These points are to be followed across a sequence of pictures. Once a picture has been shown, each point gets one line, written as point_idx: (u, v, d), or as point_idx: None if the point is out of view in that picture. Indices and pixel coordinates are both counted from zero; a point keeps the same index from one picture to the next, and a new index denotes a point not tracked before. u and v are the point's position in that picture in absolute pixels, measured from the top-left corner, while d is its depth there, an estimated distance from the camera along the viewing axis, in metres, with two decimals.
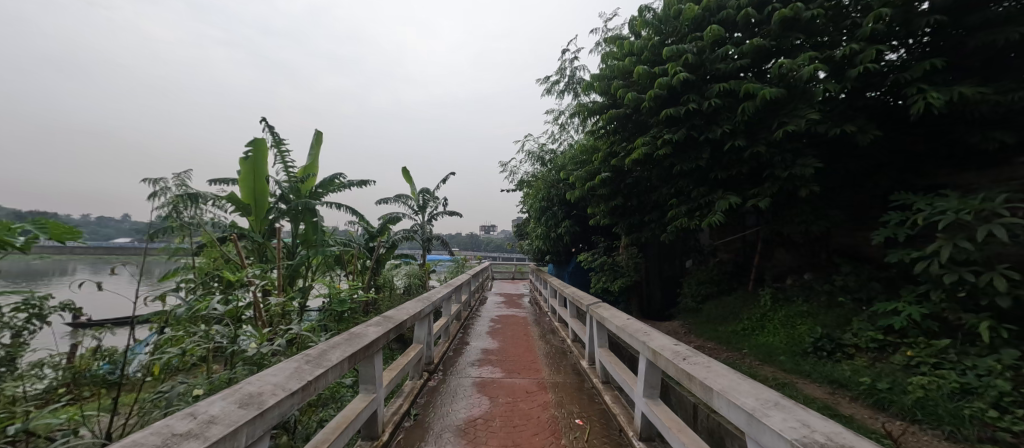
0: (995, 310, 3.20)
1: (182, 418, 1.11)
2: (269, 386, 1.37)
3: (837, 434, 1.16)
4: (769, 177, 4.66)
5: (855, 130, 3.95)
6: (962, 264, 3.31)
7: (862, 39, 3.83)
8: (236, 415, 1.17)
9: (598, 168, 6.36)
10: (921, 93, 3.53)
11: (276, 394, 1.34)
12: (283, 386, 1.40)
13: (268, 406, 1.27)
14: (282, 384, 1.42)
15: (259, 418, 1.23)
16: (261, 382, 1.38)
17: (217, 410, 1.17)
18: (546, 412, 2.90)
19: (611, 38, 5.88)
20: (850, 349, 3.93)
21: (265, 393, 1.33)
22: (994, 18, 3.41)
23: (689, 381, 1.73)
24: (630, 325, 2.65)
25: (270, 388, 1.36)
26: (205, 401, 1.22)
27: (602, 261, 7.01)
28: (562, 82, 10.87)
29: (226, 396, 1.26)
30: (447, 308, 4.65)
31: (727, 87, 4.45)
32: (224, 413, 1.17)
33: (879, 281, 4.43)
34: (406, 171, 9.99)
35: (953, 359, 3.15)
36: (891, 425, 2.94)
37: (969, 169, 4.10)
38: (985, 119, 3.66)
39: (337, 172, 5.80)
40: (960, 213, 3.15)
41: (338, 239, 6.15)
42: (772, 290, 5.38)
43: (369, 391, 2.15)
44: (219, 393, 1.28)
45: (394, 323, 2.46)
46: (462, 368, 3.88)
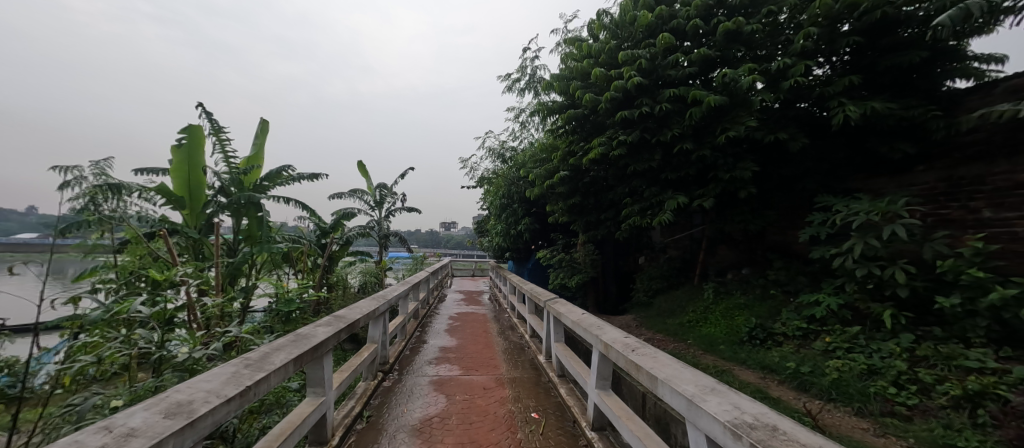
0: (897, 299, 3.64)
1: (95, 433, 1.01)
2: (201, 394, 1.28)
3: (763, 415, 1.27)
4: (713, 178, 4.97)
5: (787, 137, 4.32)
6: (871, 260, 3.74)
7: (794, 54, 4.19)
8: (161, 426, 1.09)
9: (557, 166, 6.49)
10: (841, 106, 3.93)
11: (209, 401, 1.25)
12: (217, 393, 1.32)
13: (199, 415, 1.18)
14: (216, 390, 1.33)
15: (189, 429, 1.15)
16: (191, 390, 1.29)
17: (137, 422, 1.08)
18: (503, 408, 2.94)
19: (570, 40, 6.04)
20: (779, 337, 4.30)
21: (196, 401, 1.24)
22: (900, 43, 3.87)
23: (637, 371, 1.83)
24: (585, 319, 2.75)
25: (202, 395, 1.28)
26: (124, 413, 1.13)
27: (560, 258, 7.17)
28: (523, 80, 11.01)
29: (150, 406, 1.17)
30: (404, 306, 4.55)
31: (677, 93, 4.71)
32: (147, 425, 1.08)
33: (805, 275, 4.88)
34: (362, 165, 9.69)
35: (863, 344, 3.53)
36: (810, 404, 3.27)
37: (880, 175, 4.62)
38: (892, 131, 4.15)
39: (286, 164, 5.47)
40: (870, 214, 3.55)
41: (287, 235, 5.81)
42: (715, 285, 5.75)
43: (318, 395, 2.07)
44: (142, 403, 1.19)
45: (346, 323, 2.38)
46: (419, 367, 3.82)
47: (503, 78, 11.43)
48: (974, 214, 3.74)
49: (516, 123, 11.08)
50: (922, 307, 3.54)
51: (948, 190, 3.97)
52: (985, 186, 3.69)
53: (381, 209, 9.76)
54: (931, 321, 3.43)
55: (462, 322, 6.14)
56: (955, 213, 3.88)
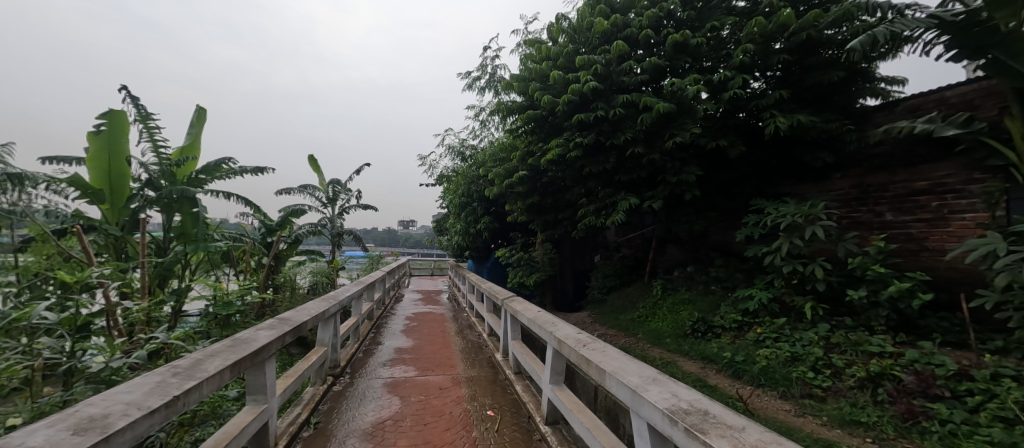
0: (817, 293, 4.04)
1: None
2: (119, 407, 1.18)
3: (697, 401, 1.38)
4: (662, 181, 5.25)
5: (727, 145, 4.66)
6: (796, 258, 4.12)
7: (733, 68, 4.53)
8: (69, 443, 0.97)
9: (516, 166, 6.56)
10: (773, 118, 4.30)
11: (128, 414, 1.15)
12: (138, 405, 1.21)
13: (116, 430, 1.07)
14: (137, 401, 1.22)
15: (103, 446, 1.04)
16: (106, 403, 1.18)
17: (39, 441, 0.97)
18: (459, 407, 2.94)
19: (530, 41, 6.14)
20: (718, 329, 4.62)
21: (113, 414, 1.13)
22: (822, 62, 4.30)
23: (587, 365, 1.91)
24: (541, 317, 2.81)
25: (120, 408, 1.17)
26: (23, 432, 1.02)
27: (518, 257, 7.26)
28: (483, 79, 11.04)
29: (55, 423, 1.06)
30: (358, 307, 4.41)
31: (630, 99, 4.92)
32: (51, 443, 0.97)
33: (742, 272, 5.28)
34: (314, 160, 9.26)
35: (788, 333, 3.89)
36: (743, 390, 3.56)
37: (806, 181, 5.09)
38: (815, 142, 4.60)
39: (226, 156, 5.10)
40: (796, 217, 3.92)
41: (227, 232, 5.40)
42: (663, 281, 6.06)
43: (259, 403, 1.96)
44: (45, 420, 1.08)
45: (291, 325, 2.27)
46: (373, 369, 3.72)
47: (463, 75, 11.40)
48: (879, 217, 4.27)
49: (476, 122, 11.07)
50: (838, 299, 3.98)
51: (859, 195, 4.49)
52: (888, 193, 4.21)
53: (335, 206, 9.39)
54: (844, 312, 3.86)
55: (419, 322, 6.05)
56: (864, 216, 4.41)
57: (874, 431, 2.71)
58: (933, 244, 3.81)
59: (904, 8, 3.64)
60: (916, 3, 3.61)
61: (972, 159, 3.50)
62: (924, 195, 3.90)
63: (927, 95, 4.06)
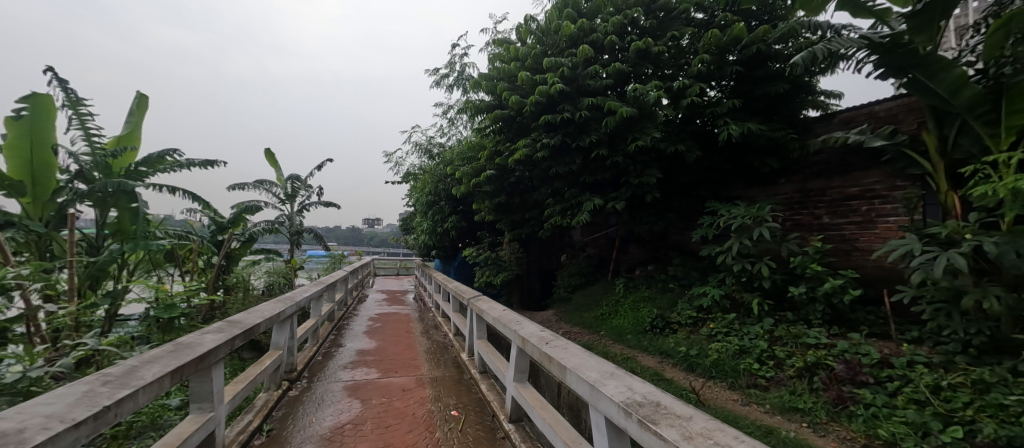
0: (763, 290, 4.33)
1: None
2: (37, 420, 1.07)
3: (650, 393, 1.44)
4: (625, 183, 5.42)
5: (685, 149, 4.88)
6: (746, 257, 4.38)
7: (691, 76, 4.75)
8: None
9: (483, 165, 6.54)
10: (726, 125, 4.54)
11: (47, 428, 1.04)
12: (61, 417, 1.11)
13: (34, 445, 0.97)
14: (59, 414, 1.12)
15: None
16: (22, 417, 1.08)
17: None
18: (422, 408, 2.91)
19: (499, 41, 6.16)
20: (674, 325, 4.84)
21: (28, 429, 1.03)
22: (771, 75, 4.60)
23: (550, 362, 1.95)
24: (505, 316, 2.83)
25: (38, 421, 1.07)
26: None
27: (485, 256, 7.26)
28: (452, 77, 10.95)
29: None
30: (317, 308, 4.24)
31: (594, 102, 5.04)
32: None
33: (697, 271, 5.55)
34: (271, 154, 8.82)
35: (737, 328, 4.13)
36: (696, 382, 3.75)
37: (755, 185, 5.43)
38: (763, 149, 4.91)
39: (170, 148, 4.76)
40: (745, 219, 4.18)
41: (172, 230, 5.04)
42: (625, 280, 6.25)
43: (204, 411, 1.84)
44: None
45: (241, 328, 2.16)
46: (333, 372, 3.60)
47: (431, 72, 11.27)
48: (817, 219, 4.64)
49: (444, 120, 10.97)
50: (781, 295, 4.28)
51: (801, 199, 4.85)
52: (825, 197, 4.58)
53: (293, 203, 8.99)
54: (786, 307, 4.15)
55: (383, 323, 5.90)
56: (805, 219, 4.77)
57: (809, 416, 2.94)
58: (863, 245, 4.20)
59: (841, 28, 3.96)
60: (851, 24, 3.95)
61: (895, 168, 3.87)
62: (856, 200, 4.27)
63: (859, 108, 4.43)
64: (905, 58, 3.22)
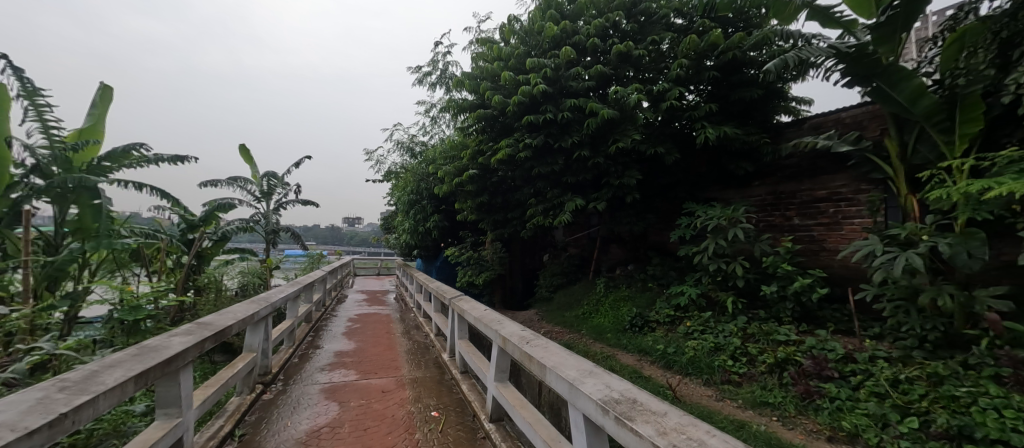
0: (737, 289, 4.46)
1: None
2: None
3: (628, 390, 1.47)
4: (606, 184, 5.49)
5: (663, 152, 4.98)
6: (721, 257, 4.51)
7: (671, 80, 4.85)
8: None
9: (466, 164, 6.51)
10: (703, 128, 4.66)
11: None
12: (12, 426, 1.05)
13: None
14: (10, 422, 1.06)
15: None
16: None
17: None
18: (402, 409, 2.88)
19: (482, 40, 6.15)
20: (653, 323, 4.94)
21: None
22: (746, 80, 4.75)
23: (530, 361, 1.97)
24: (486, 316, 2.83)
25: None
26: None
27: (468, 256, 7.24)
28: (435, 75, 10.87)
29: None
30: (293, 309, 4.13)
31: (577, 104, 5.10)
32: None
33: (675, 270, 5.68)
34: (246, 150, 8.55)
35: (712, 326, 4.24)
36: (672, 379, 3.84)
37: (731, 187, 5.59)
38: (738, 152, 5.06)
39: (137, 142, 4.57)
40: (721, 220, 4.30)
41: (139, 228, 4.84)
42: (606, 279, 6.33)
43: (171, 417, 1.78)
44: None
45: (212, 330, 2.09)
46: (309, 375, 3.51)
47: (413, 69, 11.15)
48: (788, 221, 4.82)
49: (426, 118, 10.88)
50: (753, 294, 4.42)
51: (773, 201, 5.02)
52: (796, 199, 4.75)
53: (269, 200, 8.74)
54: (758, 305, 4.29)
55: (363, 324, 5.80)
56: (777, 220, 4.94)
57: (779, 410, 3.06)
58: (830, 245, 4.38)
59: (811, 37, 4.11)
60: (820, 34, 4.10)
61: (860, 172, 4.06)
62: (824, 203, 4.46)
63: (827, 115, 4.62)
64: (870, 67, 3.37)
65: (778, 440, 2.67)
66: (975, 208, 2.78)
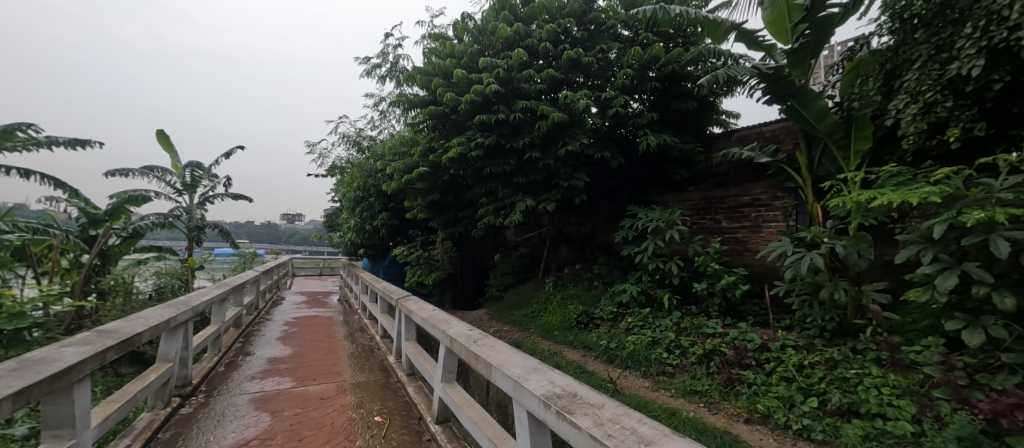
0: (673, 286, 4.78)
1: None
2: None
3: (569, 385, 1.52)
4: (555, 185, 5.63)
5: (609, 156, 5.20)
6: (660, 257, 4.80)
7: (617, 88, 5.08)
8: None
9: (416, 161, 6.37)
10: (646, 135, 4.93)
11: None
12: None
13: None
14: None
15: None
16: None
17: None
18: (342, 416, 2.76)
19: (435, 35, 6.07)
20: (597, 320, 5.14)
21: None
22: (684, 92, 5.09)
23: (477, 360, 1.98)
24: (434, 316, 2.79)
25: None
26: None
27: (417, 255, 7.08)
28: (384, 67, 10.53)
29: None
30: (219, 314, 3.80)
31: (528, 105, 5.18)
32: None
33: (619, 269, 5.95)
34: (165, 136, 7.73)
35: (650, 321, 4.51)
36: (614, 373, 4.03)
37: (670, 192, 5.97)
38: (676, 159, 5.42)
39: (23, 122, 3.97)
40: (660, 222, 4.60)
41: (25, 223, 4.20)
42: (555, 279, 6.49)
43: (62, 440, 1.56)
44: None
45: (118, 339, 1.87)
46: (237, 384, 3.25)
47: (362, 61, 10.75)
48: (718, 224, 5.24)
49: (375, 112, 10.52)
50: (687, 291, 4.77)
51: (706, 205, 5.42)
52: (724, 204, 5.19)
53: (193, 193, 7.96)
54: (690, 301, 4.63)
55: (301, 328, 5.47)
56: (708, 223, 5.36)
57: (706, 397, 3.32)
58: (752, 246, 4.84)
59: (738, 57, 4.50)
60: (746, 55, 4.51)
61: (777, 181, 4.53)
62: (748, 208, 4.92)
63: (751, 128, 5.09)
64: (785, 88, 3.76)
65: (704, 424, 2.90)
66: (864, 215, 3.20)
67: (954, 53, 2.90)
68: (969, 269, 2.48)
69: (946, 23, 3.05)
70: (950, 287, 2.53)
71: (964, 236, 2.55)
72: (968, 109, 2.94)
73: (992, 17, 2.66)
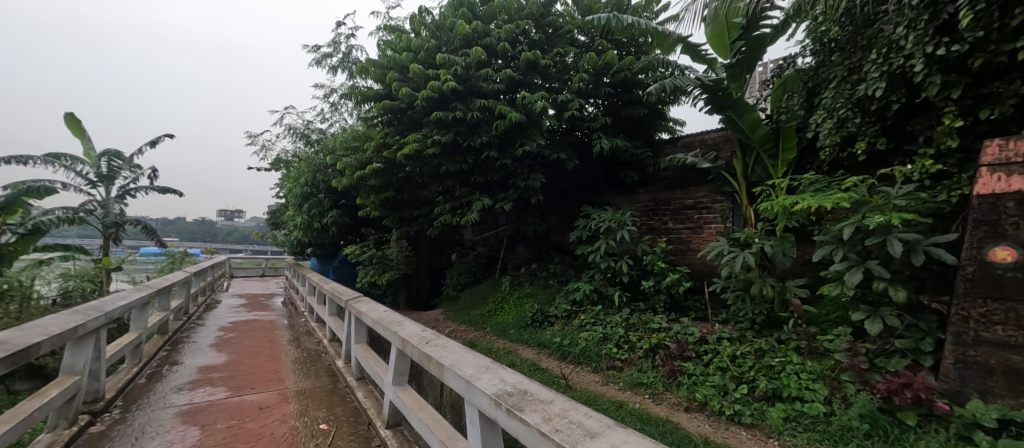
0: (623, 284, 4.98)
1: None
2: None
3: (521, 383, 1.54)
4: (512, 185, 5.67)
5: (565, 158, 5.32)
6: (612, 256, 4.98)
7: (573, 91, 5.21)
8: None
9: (369, 157, 6.15)
10: (600, 139, 5.09)
11: None
12: None
13: None
14: None
15: None
16: None
17: None
18: (283, 426, 2.60)
19: (390, 28, 5.89)
20: (552, 317, 5.23)
21: None
22: (635, 99, 5.32)
23: (429, 361, 1.95)
24: (385, 317, 2.71)
25: None
26: None
27: (370, 255, 6.84)
28: (335, 58, 10.06)
29: None
30: (140, 320, 3.44)
31: (486, 105, 5.16)
32: None
33: (573, 268, 6.11)
34: (75, 120, 6.89)
35: (602, 318, 4.67)
36: (566, 369, 4.13)
37: (622, 193, 6.21)
38: (627, 162, 5.66)
39: None
40: (611, 222, 4.78)
41: None
42: (511, 278, 6.53)
43: None
44: None
45: (8, 351, 1.64)
46: (161, 398, 2.96)
47: (311, 49, 10.21)
48: (664, 225, 5.53)
49: (326, 104, 10.03)
50: (636, 288, 4.99)
51: (654, 207, 5.71)
52: (670, 206, 5.48)
53: (110, 185, 7.18)
54: (639, 298, 4.85)
55: (238, 333, 5.10)
56: (656, 224, 5.64)
57: (650, 388, 3.50)
58: (694, 246, 5.16)
59: (684, 68, 4.78)
60: (690, 67, 4.79)
61: (716, 186, 4.86)
62: (692, 210, 5.23)
63: (695, 135, 5.42)
64: (724, 100, 4.03)
65: (648, 414, 3.06)
66: (789, 217, 3.53)
67: (862, 75, 3.26)
68: (870, 266, 2.81)
69: (857, 48, 3.43)
70: (856, 283, 2.85)
71: (868, 237, 2.88)
72: (872, 126, 3.33)
73: (892, 46, 3.04)
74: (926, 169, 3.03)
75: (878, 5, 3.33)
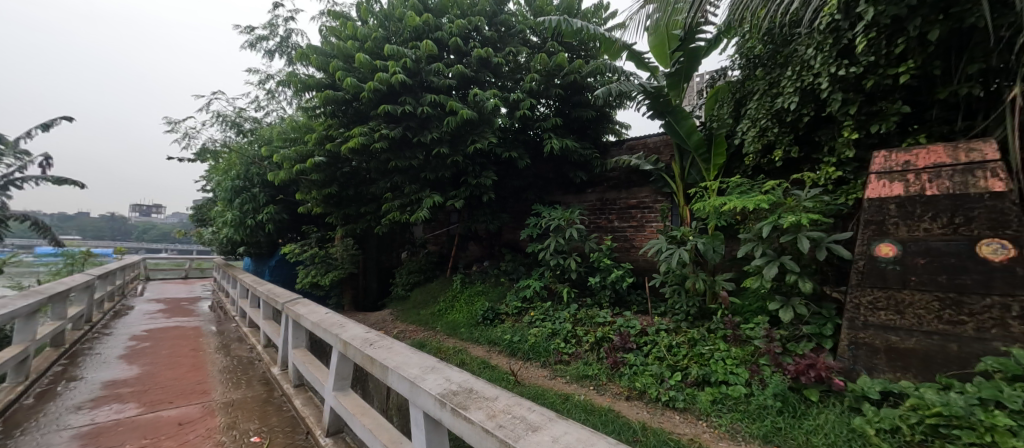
0: (572, 281, 5.13)
1: None
2: None
3: (467, 381, 1.53)
4: (464, 183, 5.62)
5: (516, 156, 5.37)
6: (561, 253, 5.11)
7: (524, 90, 5.27)
8: None
9: (311, 150, 5.79)
10: (550, 139, 5.20)
11: None
12: None
13: None
14: None
15: None
16: None
17: None
18: (207, 442, 2.39)
19: (334, 13, 5.58)
20: (502, 315, 5.26)
21: None
22: (583, 101, 5.49)
23: (372, 365, 1.88)
24: (326, 319, 2.58)
25: None
26: None
27: (311, 254, 6.47)
28: (271, 41, 9.35)
29: None
30: (26, 331, 2.98)
31: (436, 100, 5.07)
32: None
33: (524, 266, 6.18)
34: None
35: (551, 314, 4.78)
36: (516, 365, 4.18)
37: (571, 193, 6.38)
38: (575, 162, 5.82)
39: None
40: (560, 220, 4.92)
41: None
42: (462, 276, 6.46)
43: None
44: None
45: None
46: (54, 419, 2.59)
47: (244, 30, 9.40)
48: (610, 223, 5.77)
49: (261, 91, 9.30)
50: (584, 285, 5.16)
51: (601, 207, 5.93)
52: (616, 206, 5.73)
53: None
54: (586, 293, 5.03)
55: (155, 342, 4.60)
56: (602, 222, 5.87)
57: (595, 380, 3.64)
58: (637, 244, 5.44)
59: (629, 75, 5.01)
60: (635, 73, 5.03)
61: (657, 187, 5.15)
62: (635, 209, 5.51)
63: (639, 139, 5.70)
64: (664, 106, 4.27)
65: (593, 405, 3.18)
66: (719, 217, 3.83)
67: (780, 90, 3.62)
68: (785, 261, 3.13)
69: (776, 65, 3.80)
70: (773, 276, 3.16)
71: (784, 235, 3.21)
72: (788, 135, 3.71)
73: (804, 65, 3.41)
74: (830, 175, 3.42)
75: (794, 28, 3.71)
